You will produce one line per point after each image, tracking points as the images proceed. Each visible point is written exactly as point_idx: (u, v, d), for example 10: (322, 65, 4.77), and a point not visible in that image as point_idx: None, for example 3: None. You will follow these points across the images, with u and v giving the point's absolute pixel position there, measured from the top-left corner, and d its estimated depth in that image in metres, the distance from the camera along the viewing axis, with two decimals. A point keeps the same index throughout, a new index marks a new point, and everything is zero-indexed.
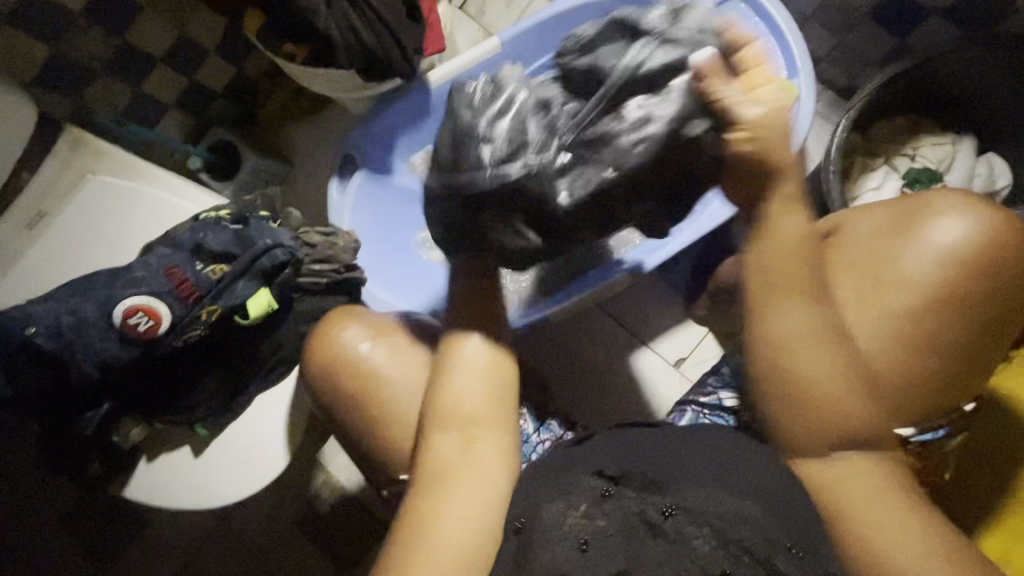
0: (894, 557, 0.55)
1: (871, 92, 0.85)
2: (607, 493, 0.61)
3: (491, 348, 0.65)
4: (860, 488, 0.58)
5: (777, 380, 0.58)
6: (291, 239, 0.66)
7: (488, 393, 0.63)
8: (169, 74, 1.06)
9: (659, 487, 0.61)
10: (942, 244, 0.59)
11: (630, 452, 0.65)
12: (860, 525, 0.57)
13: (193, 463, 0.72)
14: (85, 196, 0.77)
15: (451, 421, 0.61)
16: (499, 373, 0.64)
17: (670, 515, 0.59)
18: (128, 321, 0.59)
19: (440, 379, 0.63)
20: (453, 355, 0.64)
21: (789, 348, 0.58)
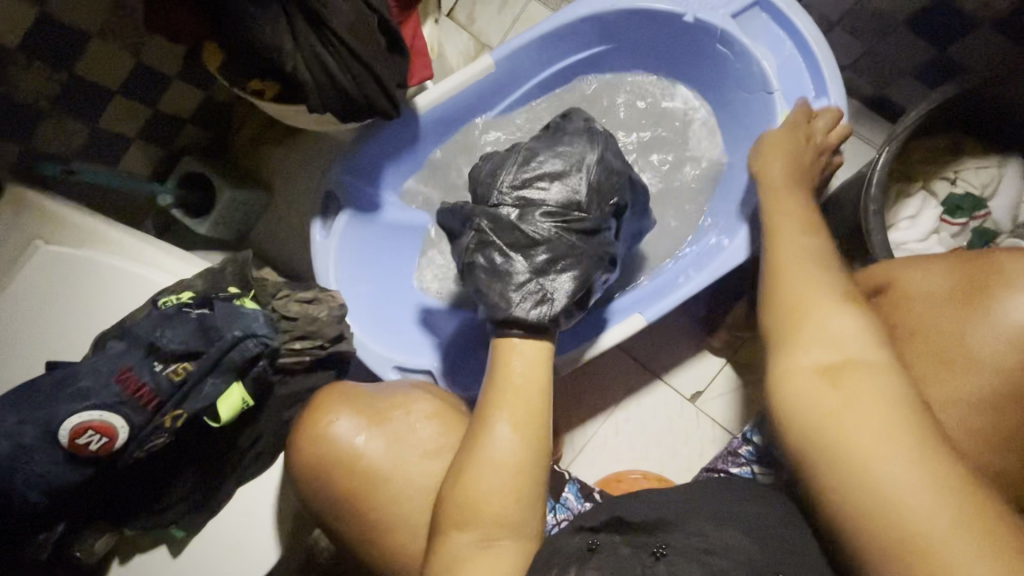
0: (900, 502, 0.42)
1: (914, 119, 0.75)
2: (594, 545, 0.56)
3: (526, 437, 0.60)
4: (877, 420, 0.45)
5: (791, 322, 0.54)
6: (265, 324, 0.57)
7: (510, 488, 0.58)
8: (129, 106, 0.97)
9: (654, 529, 0.56)
10: (1016, 322, 0.48)
11: (643, 512, 0.59)
12: (868, 442, 0.44)
13: (170, 565, 0.64)
14: (31, 266, 0.68)
15: (473, 517, 0.57)
16: (529, 468, 0.59)
17: (661, 556, 0.52)
18: (78, 441, 0.50)
19: (467, 463, 0.60)
20: (480, 438, 0.60)
21: (790, 294, 0.56)
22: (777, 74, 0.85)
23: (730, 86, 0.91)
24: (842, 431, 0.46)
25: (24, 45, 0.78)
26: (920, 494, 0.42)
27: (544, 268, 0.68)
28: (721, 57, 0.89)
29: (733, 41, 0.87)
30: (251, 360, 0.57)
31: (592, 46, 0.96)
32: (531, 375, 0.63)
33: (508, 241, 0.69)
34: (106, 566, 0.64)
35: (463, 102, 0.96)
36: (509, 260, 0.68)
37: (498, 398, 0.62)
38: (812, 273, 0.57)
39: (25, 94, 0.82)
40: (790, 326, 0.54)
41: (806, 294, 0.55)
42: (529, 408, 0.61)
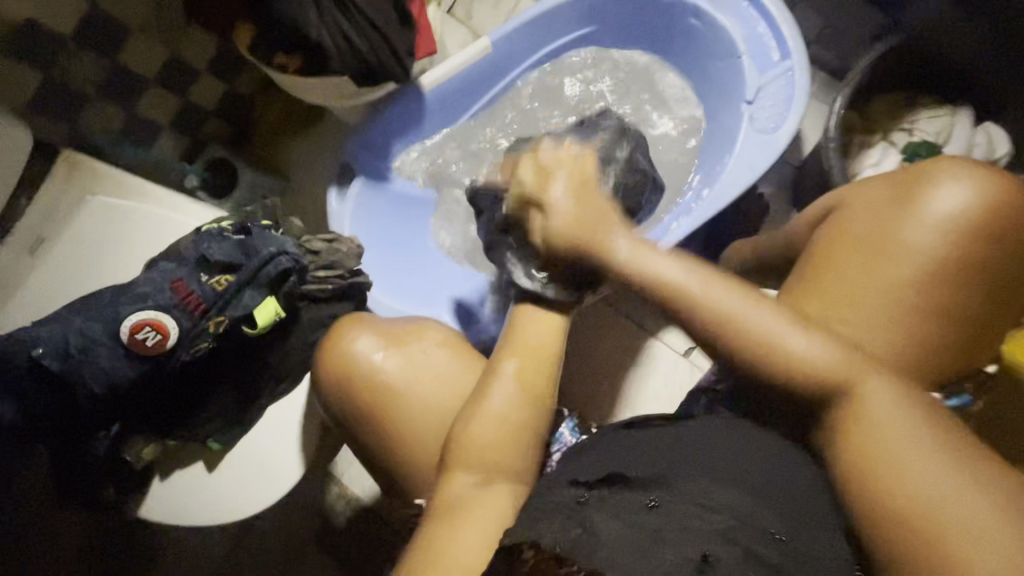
0: (904, 492, 0.45)
1: (863, 69, 0.86)
2: (583, 499, 0.52)
3: (526, 391, 0.64)
4: (884, 421, 0.47)
5: (743, 347, 0.52)
6: (294, 245, 0.65)
7: (509, 435, 0.62)
8: (162, 95, 1.06)
9: (650, 485, 0.53)
10: (942, 212, 0.58)
11: (632, 454, 0.58)
12: (900, 476, 0.45)
13: (206, 479, 0.71)
14: (84, 218, 0.77)
15: (476, 457, 0.61)
16: (529, 422, 0.63)
17: (654, 505, 0.50)
18: (136, 337, 0.58)
19: (472, 408, 0.63)
20: (488, 385, 0.64)
21: (731, 306, 0.53)
22: (746, 44, 0.94)
23: (705, 58, 1.01)
24: (863, 454, 0.48)
25: (75, 35, 0.87)
26: (965, 515, 0.42)
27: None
28: (694, 29, 1.00)
29: (705, 16, 0.97)
30: (282, 277, 0.65)
31: (580, 28, 1.06)
32: (535, 341, 0.67)
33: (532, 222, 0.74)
34: (150, 479, 0.70)
35: (463, 82, 1.06)
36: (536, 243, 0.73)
37: (498, 358, 0.66)
38: (746, 293, 0.53)
39: (75, 80, 0.91)
40: (751, 357, 0.52)
41: (758, 319, 0.52)
42: (535, 368, 0.65)
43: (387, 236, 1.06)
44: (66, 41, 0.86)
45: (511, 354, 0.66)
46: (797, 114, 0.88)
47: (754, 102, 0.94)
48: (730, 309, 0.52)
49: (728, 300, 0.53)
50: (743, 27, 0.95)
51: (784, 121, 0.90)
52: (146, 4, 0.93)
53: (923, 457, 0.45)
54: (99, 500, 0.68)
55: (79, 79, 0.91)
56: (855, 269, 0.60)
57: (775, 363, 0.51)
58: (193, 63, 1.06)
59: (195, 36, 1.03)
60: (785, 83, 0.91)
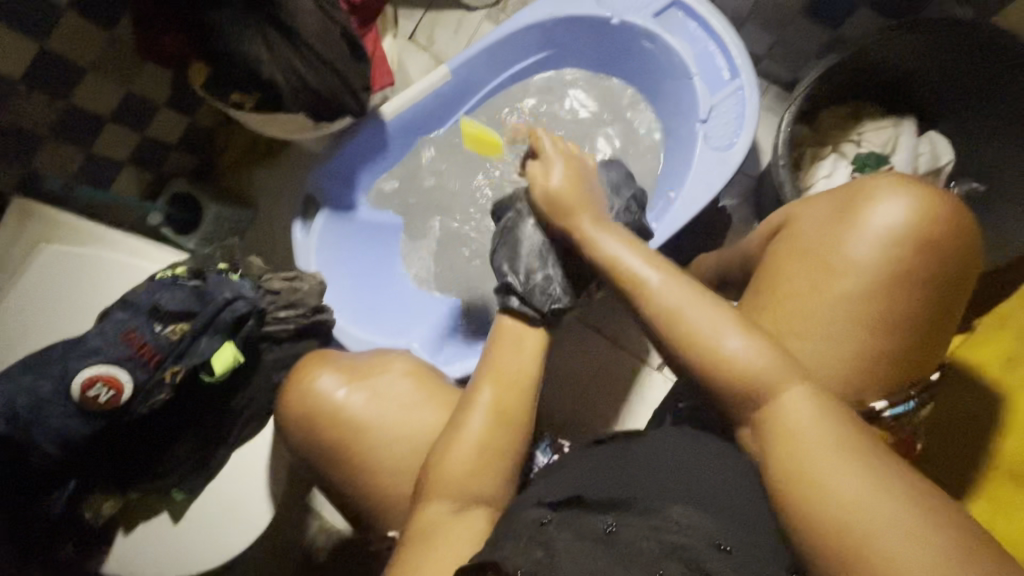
0: (846, 506, 0.44)
1: (809, 86, 0.88)
2: (546, 520, 0.52)
3: (500, 420, 0.63)
4: (821, 437, 0.47)
5: (676, 342, 0.54)
6: (251, 289, 0.65)
7: (483, 459, 0.61)
8: (120, 133, 1.04)
9: (614, 507, 0.53)
10: (881, 225, 0.60)
11: (585, 473, 0.58)
12: (809, 454, 0.47)
13: (171, 529, 0.70)
14: (37, 266, 0.75)
15: (453, 485, 0.60)
16: (501, 449, 0.62)
17: (612, 532, 0.50)
18: (87, 394, 0.57)
19: (450, 433, 0.63)
20: (463, 413, 0.64)
21: (685, 326, 0.53)
22: (696, 64, 0.97)
23: (659, 77, 1.03)
24: (776, 433, 0.49)
25: (25, 78, 0.86)
26: (864, 500, 0.43)
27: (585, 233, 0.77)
28: (647, 51, 1.02)
29: (656, 38, 0.99)
30: (241, 321, 0.64)
31: (537, 52, 1.08)
32: (501, 366, 0.66)
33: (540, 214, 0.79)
34: (112, 534, 0.69)
35: (423, 110, 1.07)
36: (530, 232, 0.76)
37: (468, 401, 0.65)
38: (695, 289, 0.55)
39: (27, 122, 0.90)
40: (694, 363, 0.53)
41: (693, 320, 0.53)
42: (512, 398, 0.64)
43: (355, 268, 1.05)
44: (16, 84, 0.85)
45: (483, 391, 0.65)
46: (748, 132, 0.91)
47: (708, 121, 0.96)
48: (671, 308, 0.55)
49: (679, 299, 0.55)
50: (692, 47, 0.97)
51: (737, 138, 0.92)
52: (97, 43, 0.92)
53: (843, 464, 0.45)
54: (58, 558, 0.66)
55: (32, 121, 0.90)
56: (802, 285, 0.62)
57: (691, 354, 0.53)
58: (151, 99, 1.05)
59: (152, 72, 1.02)
60: (736, 101, 0.94)
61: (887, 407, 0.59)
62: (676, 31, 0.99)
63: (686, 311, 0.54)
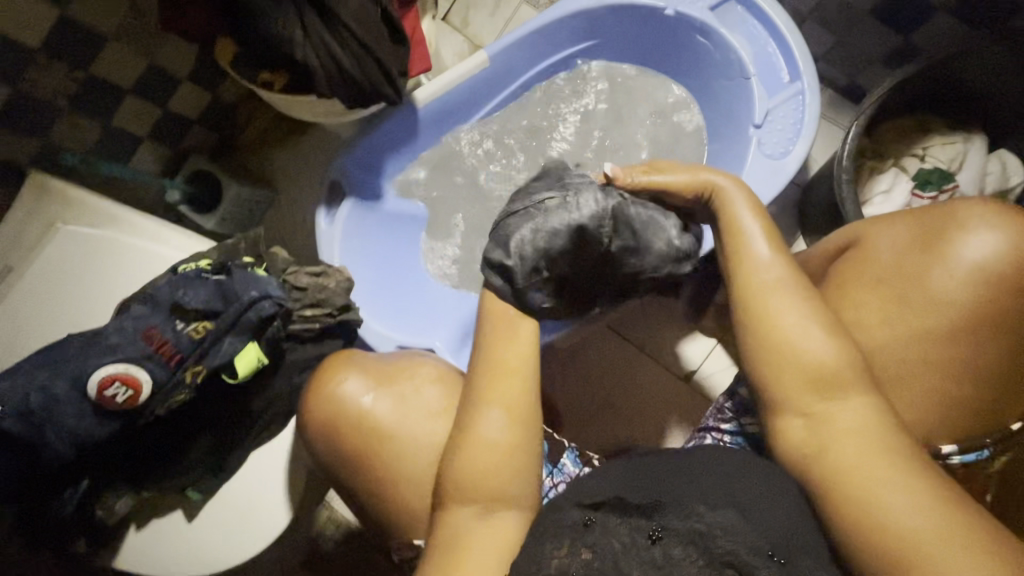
0: (885, 516, 0.46)
1: (880, 97, 0.82)
2: (590, 522, 0.51)
3: (518, 421, 0.59)
4: (861, 444, 0.50)
5: (762, 345, 0.55)
6: (279, 289, 0.61)
7: (507, 463, 0.58)
8: (141, 106, 1.00)
9: (652, 511, 0.51)
10: (970, 260, 0.56)
11: (630, 474, 0.55)
12: (853, 466, 0.49)
13: (185, 529, 0.67)
14: (52, 245, 0.72)
15: (474, 486, 0.57)
16: (525, 452, 0.59)
17: (659, 539, 0.49)
18: (104, 393, 0.54)
19: (460, 435, 0.59)
20: (473, 413, 0.59)
21: (773, 307, 0.56)
22: (753, 63, 0.91)
23: (710, 74, 0.97)
24: (824, 437, 0.52)
25: (44, 46, 0.81)
26: (902, 503, 0.46)
27: (623, 255, 0.76)
28: (701, 47, 0.95)
29: (712, 32, 0.92)
30: (266, 321, 0.61)
31: (582, 41, 1.02)
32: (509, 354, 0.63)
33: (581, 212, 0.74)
34: (124, 531, 0.66)
35: (458, 98, 1.01)
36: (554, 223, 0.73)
37: (477, 392, 0.60)
38: (789, 288, 0.56)
39: (45, 93, 0.85)
40: (768, 364, 0.55)
41: (780, 321, 0.55)
42: (521, 388, 0.61)
43: (378, 259, 1.00)
44: (35, 53, 0.81)
45: (490, 385, 0.61)
46: (806, 141, 0.86)
47: (763, 126, 0.89)
48: (767, 286, 0.57)
49: (771, 276, 0.57)
50: (750, 45, 0.91)
51: (793, 146, 0.87)
52: (120, 11, 0.87)
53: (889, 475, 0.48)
54: (70, 553, 0.64)
55: (50, 92, 0.86)
56: (872, 312, 0.59)
57: (772, 354, 0.55)
58: (174, 73, 1.01)
59: (176, 44, 0.97)
60: (795, 106, 0.88)
61: (956, 453, 0.58)
62: (733, 27, 0.92)
63: (772, 294, 0.56)
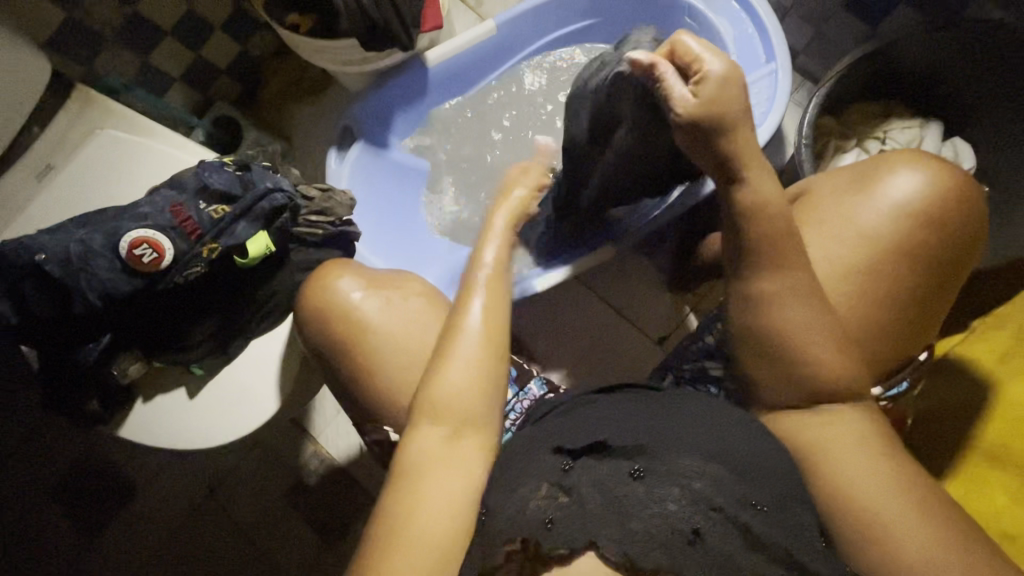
0: (864, 511, 0.56)
1: (840, 73, 0.91)
2: (569, 467, 0.58)
3: (489, 343, 0.65)
4: (850, 447, 0.59)
5: (762, 344, 0.63)
6: (290, 185, 0.69)
7: (481, 382, 0.63)
8: (177, 48, 1.10)
9: (634, 453, 0.58)
10: (895, 198, 0.63)
11: (614, 414, 0.63)
12: (838, 468, 0.58)
13: (187, 404, 0.75)
14: (92, 148, 0.81)
15: (444, 412, 0.62)
16: (489, 386, 0.64)
17: (639, 476, 0.56)
18: (133, 252, 0.62)
19: (435, 371, 0.64)
20: (449, 350, 0.64)
21: (775, 313, 0.61)
22: (734, 45, 1.00)
23: None
24: (828, 444, 0.60)
25: None
26: (874, 502, 0.56)
27: None
28: (689, 28, 1.05)
29: (699, 15, 1.03)
30: (277, 213, 0.69)
31: (583, 19, 1.12)
32: (489, 304, 0.67)
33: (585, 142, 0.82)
34: (134, 399, 0.74)
35: (465, 61, 1.11)
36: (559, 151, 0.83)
37: (454, 323, 0.66)
38: (795, 294, 0.61)
39: (95, 22, 0.95)
40: (758, 358, 0.64)
41: (783, 328, 0.61)
42: (499, 322, 0.67)
43: (380, 201, 1.09)
44: None
45: (471, 318, 0.66)
46: (776, 114, 0.92)
47: None
48: (766, 291, 0.62)
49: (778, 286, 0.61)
50: (732, 28, 1.00)
51: (765, 120, 0.94)
52: None
53: (863, 474, 0.57)
54: (82, 411, 0.71)
55: (99, 21, 0.96)
56: (820, 258, 0.64)
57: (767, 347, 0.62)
58: (209, 21, 1.10)
59: None
60: (768, 83, 0.96)
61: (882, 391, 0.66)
62: (719, 12, 1.02)
63: (785, 304, 0.61)
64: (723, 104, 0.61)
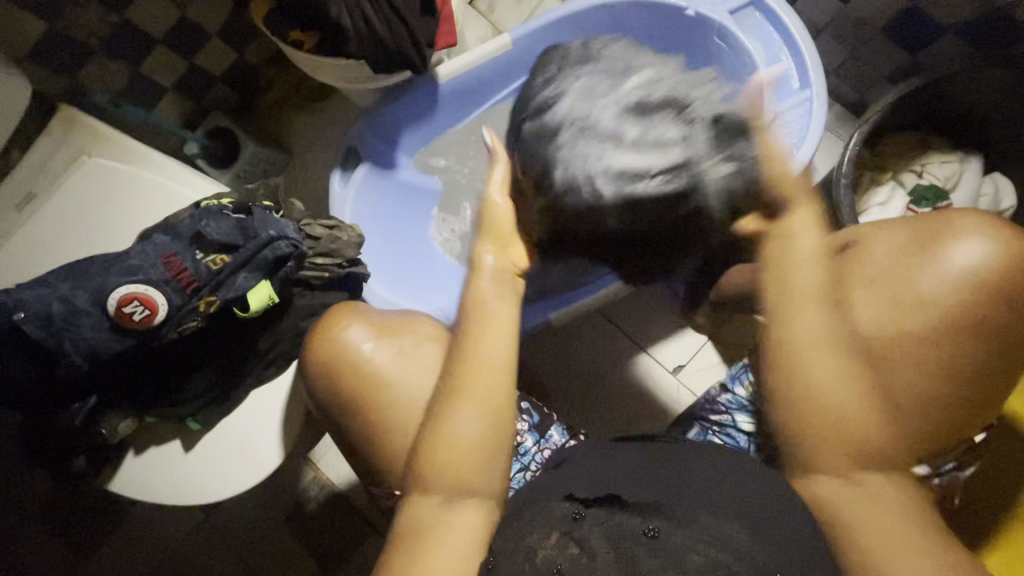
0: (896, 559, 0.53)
1: (884, 108, 0.85)
2: (579, 516, 0.53)
3: (488, 385, 0.60)
4: (880, 509, 0.57)
5: (798, 375, 0.61)
6: (295, 231, 0.63)
7: (475, 456, 0.58)
8: (169, 56, 1.01)
9: (650, 510, 0.54)
10: (961, 265, 0.60)
11: (625, 472, 0.60)
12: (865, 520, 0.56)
13: (182, 458, 0.70)
14: (77, 176, 0.74)
15: (449, 457, 0.58)
16: (493, 431, 0.60)
17: (653, 534, 0.51)
18: (123, 311, 0.57)
19: (437, 418, 0.59)
20: (451, 389, 0.60)
21: (810, 363, 0.60)
22: (767, 69, 0.94)
23: None
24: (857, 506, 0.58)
25: None
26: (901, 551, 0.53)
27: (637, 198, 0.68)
28: (718, 49, 0.98)
29: (729, 36, 0.95)
30: (280, 262, 0.63)
31: (604, 34, 1.05)
32: (491, 330, 0.62)
33: (643, 192, 0.68)
34: (123, 455, 0.69)
35: (478, 78, 1.04)
36: (558, 111, 0.74)
37: (461, 355, 0.62)
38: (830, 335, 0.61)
39: (80, 31, 0.87)
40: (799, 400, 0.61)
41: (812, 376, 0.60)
42: (493, 368, 0.61)
43: (385, 225, 1.03)
44: None
45: (477, 352, 0.61)
46: (810, 148, 0.88)
47: None
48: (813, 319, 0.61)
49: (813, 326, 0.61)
50: (764, 51, 0.95)
51: (797, 152, 0.89)
52: None
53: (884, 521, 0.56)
54: (69, 469, 0.66)
55: (84, 30, 0.87)
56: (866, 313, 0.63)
57: (807, 394, 0.60)
58: (205, 27, 1.01)
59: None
60: (802, 112, 0.91)
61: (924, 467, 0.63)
62: (751, 32, 0.96)
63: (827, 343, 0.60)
64: (789, 184, 0.66)
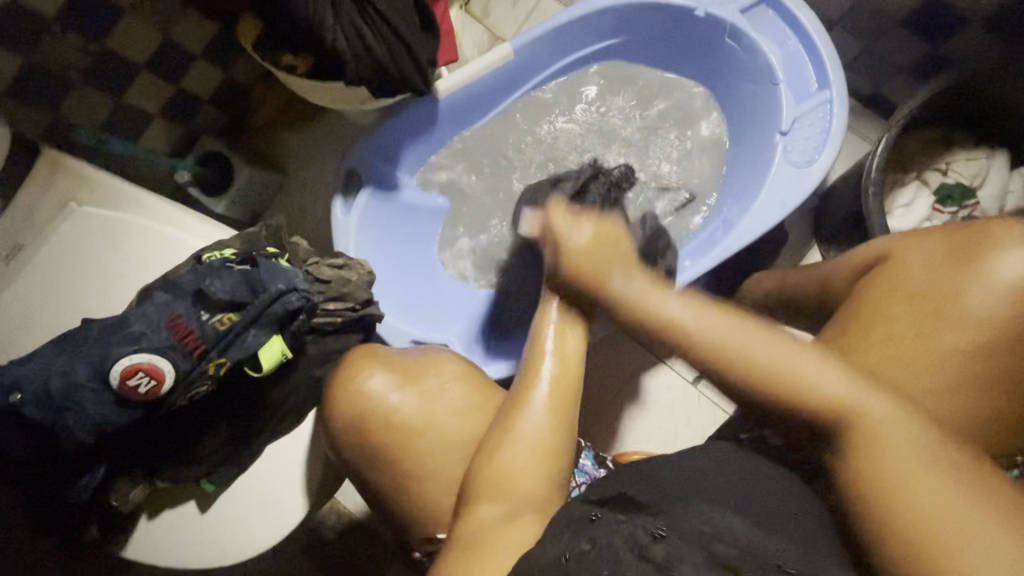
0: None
1: (910, 112, 0.82)
2: (594, 518, 0.49)
3: (557, 422, 0.56)
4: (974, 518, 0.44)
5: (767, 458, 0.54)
6: (304, 280, 0.60)
7: (540, 464, 0.54)
8: (153, 83, 0.95)
9: (652, 510, 0.49)
10: (1009, 278, 0.54)
11: (667, 479, 0.54)
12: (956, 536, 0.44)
13: (198, 519, 0.66)
14: (65, 226, 0.69)
15: (500, 488, 0.54)
16: (557, 455, 0.55)
17: (660, 538, 0.46)
18: (128, 382, 0.53)
19: (496, 440, 0.56)
20: (512, 416, 0.56)
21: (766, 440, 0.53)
22: (783, 70, 0.90)
23: (738, 79, 0.96)
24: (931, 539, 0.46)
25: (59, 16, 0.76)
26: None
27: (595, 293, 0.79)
28: (731, 50, 0.94)
29: (742, 36, 0.91)
30: (292, 314, 0.60)
31: (608, 38, 1.00)
32: (559, 357, 0.58)
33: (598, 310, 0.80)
34: (135, 520, 0.65)
35: (478, 91, 0.98)
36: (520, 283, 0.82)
37: (525, 385, 0.58)
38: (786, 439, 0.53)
39: (58, 66, 0.81)
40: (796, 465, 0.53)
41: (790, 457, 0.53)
42: (565, 390, 0.57)
43: (392, 249, 0.98)
44: (48, 24, 0.76)
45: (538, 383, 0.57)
46: (832, 151, 0.84)
47: (789, 133, 0.89)
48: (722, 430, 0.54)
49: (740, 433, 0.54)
50: (779, 50, 0.90)
51: (819, 156, 0.86)
52: None
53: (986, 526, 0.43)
54: (80, 541, 0.63)
55: (63, 65, 0.81)
56: (905, 331, 0.58)
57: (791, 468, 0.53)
58: (189, 51, 0.95)
59: (193, 21, 0.92)
60: (822, 114, 0.87)
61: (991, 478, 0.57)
62: (765, 31, 0.91)
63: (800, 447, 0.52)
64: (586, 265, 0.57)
